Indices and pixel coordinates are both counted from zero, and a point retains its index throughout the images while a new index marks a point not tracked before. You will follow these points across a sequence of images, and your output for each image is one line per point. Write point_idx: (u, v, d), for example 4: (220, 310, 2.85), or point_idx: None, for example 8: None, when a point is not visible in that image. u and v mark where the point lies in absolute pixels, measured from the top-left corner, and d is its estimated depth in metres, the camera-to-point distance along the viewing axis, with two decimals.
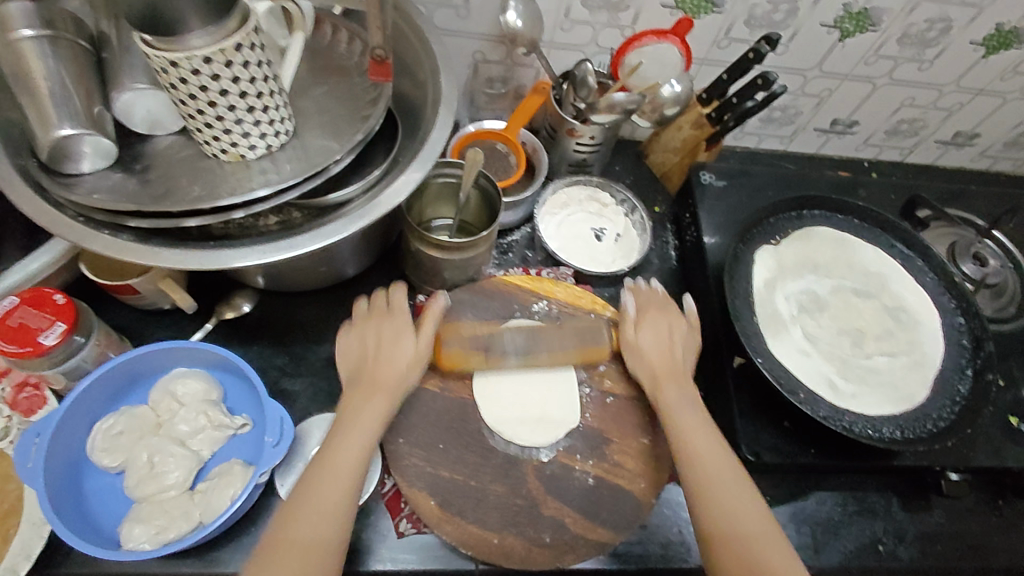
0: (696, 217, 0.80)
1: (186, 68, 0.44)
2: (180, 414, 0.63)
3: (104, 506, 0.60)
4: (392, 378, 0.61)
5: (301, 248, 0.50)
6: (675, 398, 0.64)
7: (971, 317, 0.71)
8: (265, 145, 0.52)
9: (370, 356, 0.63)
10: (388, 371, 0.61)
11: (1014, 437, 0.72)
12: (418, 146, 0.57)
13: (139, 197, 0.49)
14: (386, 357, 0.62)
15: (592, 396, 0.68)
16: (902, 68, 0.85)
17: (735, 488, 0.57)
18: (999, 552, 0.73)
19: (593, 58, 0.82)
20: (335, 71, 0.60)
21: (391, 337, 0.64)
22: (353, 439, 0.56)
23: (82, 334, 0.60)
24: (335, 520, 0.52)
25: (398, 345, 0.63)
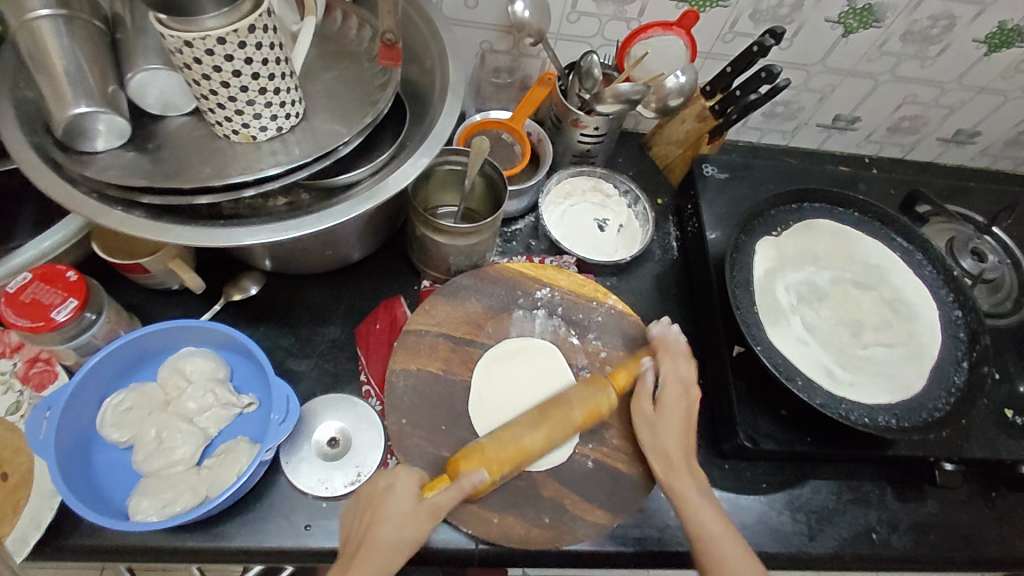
0: (698, 209, 0.81)
1: (200, 49, 0.44)
2: (188, 392, 0.64)
3: (111, 480, 0.61)
4: (394, 518, 0.54)
5: (310, 227, 0.51)
6: (660, 433, 0.63)
7: (968, 311, 0.72)
8: (275, 126, 0.53)
9: (371, 513, 0.55)
10: (385, 531, 0.53)
11: (1008, 429, 0.73)
12: (426, 131, 0.58)
13: (153, 174, 0.50)
14: (385, 532, 0.53)
15: None
16: (905, 65, 0.86)
17: (710, 509, 0.60)
18: (991, 543, 0.74)
19: (599, 50, 0.83)
20: (345, 57, 0.61)
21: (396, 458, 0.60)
22: (402, 520, 0.53)
23: (93, 311, 0.61)
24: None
25: (398, 519, 0.54)
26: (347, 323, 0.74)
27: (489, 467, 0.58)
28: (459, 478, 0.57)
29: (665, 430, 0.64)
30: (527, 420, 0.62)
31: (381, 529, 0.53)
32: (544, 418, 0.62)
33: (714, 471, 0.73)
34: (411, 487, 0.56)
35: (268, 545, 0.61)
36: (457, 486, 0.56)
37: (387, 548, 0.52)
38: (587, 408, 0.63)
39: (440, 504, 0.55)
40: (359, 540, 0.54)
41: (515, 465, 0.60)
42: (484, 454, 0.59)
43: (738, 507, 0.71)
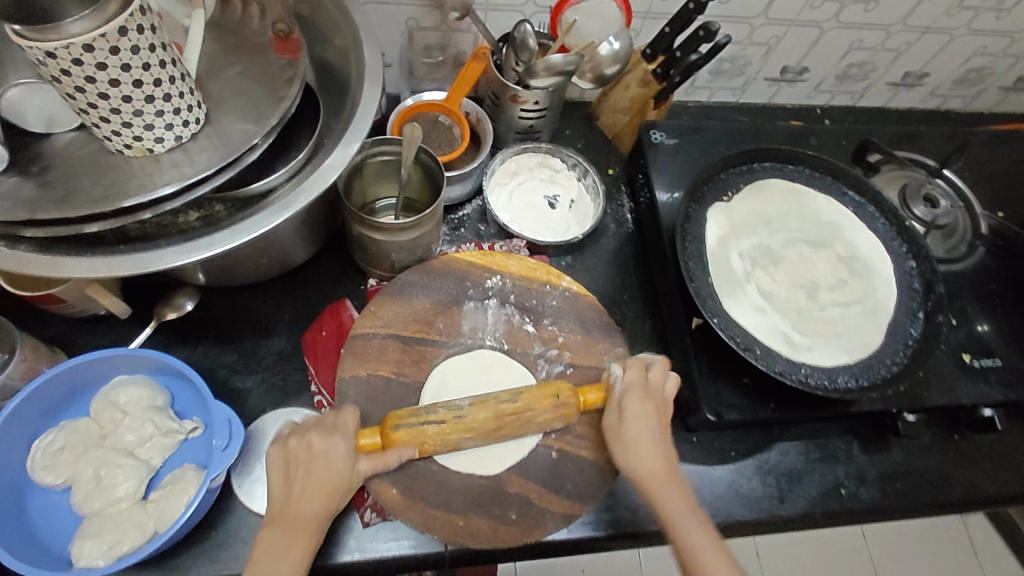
0: (648, 177, 0.78)
1: (65, 59, 0.39)
2: (125, 424, 0.60)
3: (51, 525, 0.57)
4: (332, 474, 0.53)
5: (223, 244, 0.47)
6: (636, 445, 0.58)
7: (922, 260, 0.71)
8: (174, 136, 0.49)
9: (302, 489, 0.53)
10: (314, 504, 0.52)
11: (967, 373, 0.73)
12: (345, 125, 0.54)
13: (39, 202, 0.45)
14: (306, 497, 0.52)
15: (546, 369, 0.68)
16: (849, 10, 0.83)
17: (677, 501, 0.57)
18: (956, 485, 0.75)
19: (532, 18, 0.79)
20: (249, 50, 0.56)
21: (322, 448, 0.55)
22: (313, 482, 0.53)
23: (2, 350, 0.57)
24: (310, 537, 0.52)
25: (332, 473, 0.53)
26: (293, 333, 0.71)
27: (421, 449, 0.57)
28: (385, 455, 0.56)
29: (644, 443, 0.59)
30: (480, 424, 0.58)
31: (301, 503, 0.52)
32: (497, 420, 0.58)
33: (682, 444, 0.72)
34: (346, 454, 0.55)
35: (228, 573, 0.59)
36: (382, 461, 0.56)
37: (312, 518, 0.52)
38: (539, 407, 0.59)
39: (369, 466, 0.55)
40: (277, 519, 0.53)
41: (449, 457, 0.59)
42: (417, 445, 0.57)
43: (708, 477, 0.71)
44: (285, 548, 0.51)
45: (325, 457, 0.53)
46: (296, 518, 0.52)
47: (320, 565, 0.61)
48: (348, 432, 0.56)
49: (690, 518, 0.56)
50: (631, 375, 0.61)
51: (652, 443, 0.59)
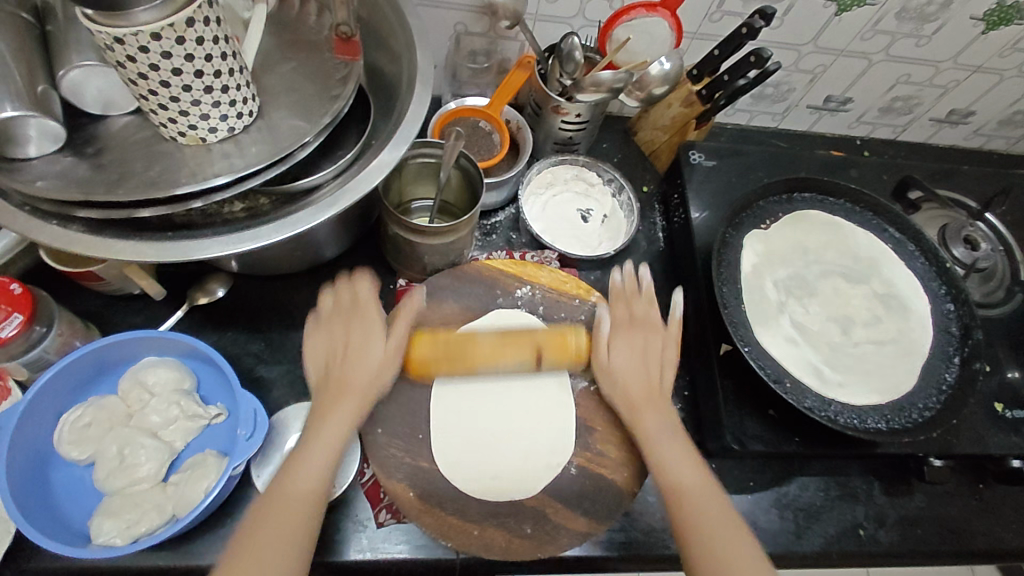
0: (684, 198, 0.78)
1: (132, 46, 0.40)
2: (151, 405, 0.61)
3: (74, 500, 0.58)
4: (366, 371, 0.58)
5: (268, 237, 0.47)
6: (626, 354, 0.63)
7: (961, 304, 0.69)
8: (227, 127, 0.49)
9: (340, 355, 0.59)
10: (358, 374, 0.58)
11: (998, 423, 0.72)
12: (393, 127, 0.54)
13: (92, 183, 0.46)
14: (355, 373, 0.58)
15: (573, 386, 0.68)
16: (900, 44, 0.82)
17: (679, 453, 0.58)
18: (977, 535, 0.74)
19: (580, 31, 0.79)
20: (304, 46, 0.56)
21: (359, 338, 0.60)
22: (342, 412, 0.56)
23: (43, 324, 0.57)
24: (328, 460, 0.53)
25: (368, 346, 0.59)
26: None
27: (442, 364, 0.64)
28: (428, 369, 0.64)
29: (642, 386, 0.62)
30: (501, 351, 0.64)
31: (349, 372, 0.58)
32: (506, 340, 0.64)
33: None
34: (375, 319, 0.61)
35: None
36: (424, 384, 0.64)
37: (356, 388, 0.57)
38: (553, 350, 0.65)
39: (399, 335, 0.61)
40: (316, 412, 0.56)
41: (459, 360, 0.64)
42: (432, 353, 0.64)
43: None
44: (331, 421, 0.55)
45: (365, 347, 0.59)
46: (340, 385, 0.57)
47: (332, 561, 0.61)
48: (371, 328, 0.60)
49: (693, 477, 0.56)
50: (618, 313, 0.67)
51: (640, 357, 0.63)
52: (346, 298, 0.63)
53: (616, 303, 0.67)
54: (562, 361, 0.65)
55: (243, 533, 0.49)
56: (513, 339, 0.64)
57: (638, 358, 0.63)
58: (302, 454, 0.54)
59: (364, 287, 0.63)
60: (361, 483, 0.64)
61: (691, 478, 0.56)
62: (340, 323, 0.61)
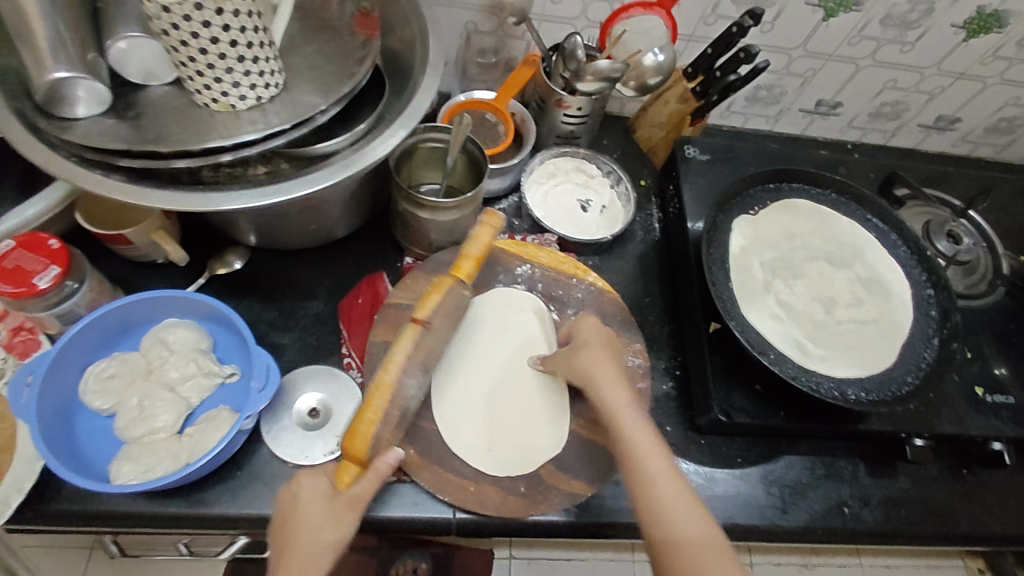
0: (679, 190, 0.82)
1: (178, 14, 0.45)
2: (170, 361, 0.65)
3: (94, 446, 0.61)
4: (317, 514, 0.53)
5: (287, 194, 0.52)
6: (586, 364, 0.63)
7: (940, 289, 0.73)
8: (255, 96, 0.54)
9: (289, 540, 0.52)
10: (324, 522, 0.53)
11: (978, 406, 0.75)
12: (405, 104, 0.59)
13: (132, 140, 0.51)
14: (306, 531, 0.52)
15: None
16: (885, 49, 0.87)
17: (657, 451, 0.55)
18: (961, 518, 0.76)
19: (582, 31, 0.84)
20: (326, 31, 0.62)
21: (309, 514, 0.53)
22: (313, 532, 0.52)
23: (74, 280, 0.61)
24: (318, 534, 0.52)
25: (315, 499, 0.54)
26: (330, 298, 0.75)
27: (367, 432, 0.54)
28: (373, 463, 0.56)
29: (619, 405, 0.60)
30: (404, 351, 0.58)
31: (301, 541, 0.52)
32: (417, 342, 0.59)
33: (690, 445, 0.74)
34: (320, 490, 0.55)
35: (248, 512, 0.62)
36: (375, 472, 0.55)
37: (330, 532, 0.52)
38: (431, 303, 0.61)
39: (359, 493, 0.54)
40: (283, 547, 0.52)
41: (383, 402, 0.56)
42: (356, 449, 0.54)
43: (713, 480, 0.73)
44: (304, 541, 0.52)
45: (310, 506, 0.53)
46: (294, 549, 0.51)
47: None
48: (314, 484, 0.55)
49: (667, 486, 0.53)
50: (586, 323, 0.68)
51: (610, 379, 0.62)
52: (289, 498, 0.55)
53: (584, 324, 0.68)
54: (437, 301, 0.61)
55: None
56: (409, 339, 0.59)
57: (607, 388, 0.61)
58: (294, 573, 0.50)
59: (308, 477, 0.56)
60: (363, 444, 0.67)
61: (671, 492, 0.52)
62: (286, 507, 0.54)
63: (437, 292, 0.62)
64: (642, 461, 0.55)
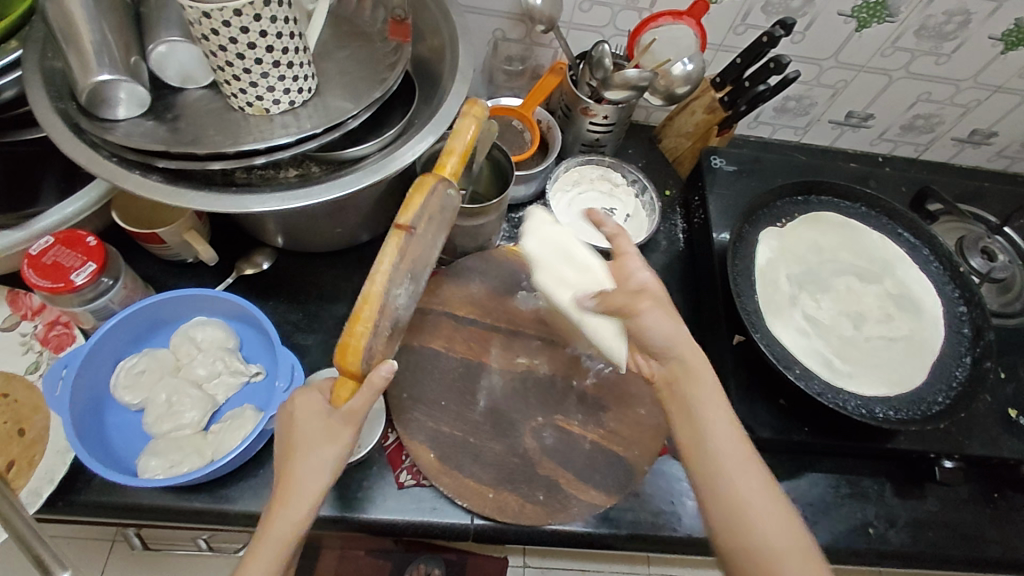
0: (704, 200, 0.81)
1: (217, 20, 0.46)
2: (198, 358, 0.66)
3: (123, 440, 0.63)
4: (317, 428, 0.51)
5: (317, 198, 0.53)
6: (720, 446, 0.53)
7: (973, 306, 0.71)
8: (288, 100, 0.55)
9: (287, 456, 0.51)
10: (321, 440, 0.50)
11: (1010, 428, 0.72)
12: (434, 110, 0.60)
13: (170, 141, 0.52)
14: (305, 445, 0.50)
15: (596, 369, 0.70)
16: (920, 61, 0.85)
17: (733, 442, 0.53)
18: (991, 543, 0.73)
19: (610, 40, 0.84)
20: (358, 37, 0.63)
21: (306, 432, 0.51)
22: (312, 454, 0.50)
23: (110, 277, 0.63)
24: (323, 451, 0.50)
25: (313, 416, 0.51)
26: (354, 300, 0.76)
27: (355, 349, 0.47)
28: (368, 376, 0.50)
29: (713, 431, 0.53)
30: (387, 254, 0.48)
31: (300, 459, 0.50)
32: (402, 251, 0.48)
33: None
34: (320, 405, 0.52)
35: None
36: (369, 387, 0.50)
37: (327, 453, 0.50)
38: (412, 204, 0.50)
39: (358, 408, 0.50)
40: (284, 459, 0.51)
41: (375, 314, 0.47)
42: (347, 360, 0.48)
43: None
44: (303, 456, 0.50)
45: (308, 421, 0.51)
46: (291, 472, 0.50)
47: (354, 517, 0.63)
48: (312, 401, 0.52)
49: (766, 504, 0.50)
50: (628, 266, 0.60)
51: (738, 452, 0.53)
52: (285, 415, 0.53)
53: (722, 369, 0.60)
54: (417, 205, 0.50)
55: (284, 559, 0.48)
56: (394, 245, 0.48)
57: (688, 411, 0.55)
58: (295, 485, 0.50)
59: (306, 396, 0.53)
60: (384, 446, 0.67)
61: (764, 510, 0.50)
62: (284, 424, 0.52)
63: (418, 194, 0.51)
64: (753, 507, 0.50)
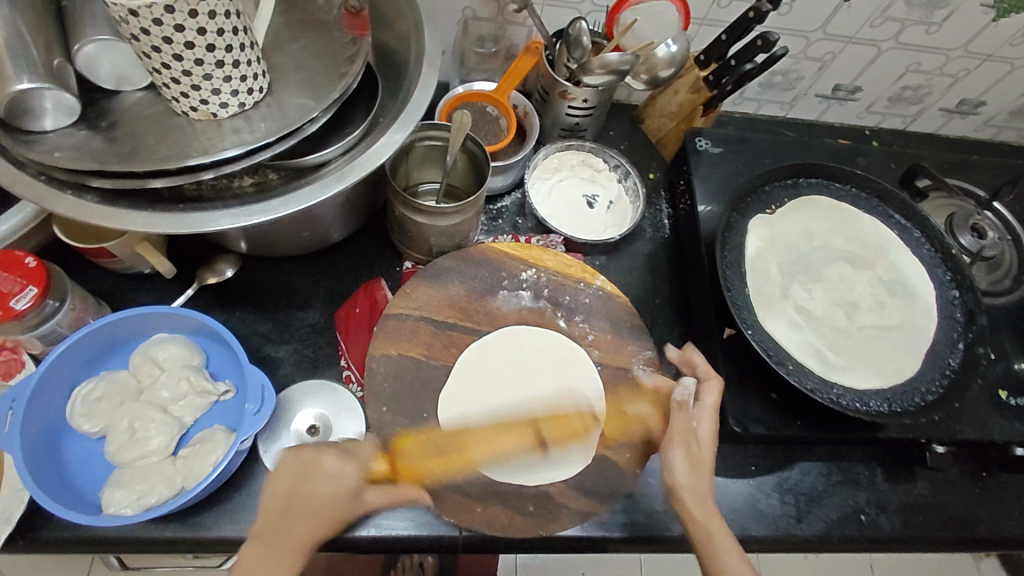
0: (689, 184, 0.78)
1: (146, 18, 0.41)
2: (161, 380, 0.62)
3: (84, 472, 0.59)
4: (330, 498, 0.52)
5: (275, 212, 0.48)
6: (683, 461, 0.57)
7: (966, 290, 0.69)
8: (237, 103, 0.50)
9: (296, 504, 0.51)
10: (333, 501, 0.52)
11: (1002, 410, 0.72)
12: (401, 106, 0.55)
13: (105, 155, 0.47)
14: (318, 511, 0.51)
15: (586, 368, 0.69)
16: (909, 31, 0.82)
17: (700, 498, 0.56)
18: (980, 523, 0.74)
19: (587, 16, 0.79)
20: (314, 26, 0.57)
21: (324, 493, 0.52)
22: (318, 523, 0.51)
23: (55, 299, 0.58)
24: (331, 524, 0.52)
25: (333, 482, 0.53)
26: (326, 307, 0.72)
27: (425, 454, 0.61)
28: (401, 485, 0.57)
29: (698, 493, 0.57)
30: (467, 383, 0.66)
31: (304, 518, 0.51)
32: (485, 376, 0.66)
33: None
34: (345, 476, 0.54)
35: (247, 535, 0.60)
36: (395, 493, 0.56)
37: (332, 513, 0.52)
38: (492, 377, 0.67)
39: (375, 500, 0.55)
40: (288, 508, 0.51)
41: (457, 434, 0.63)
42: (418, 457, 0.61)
43: (723, 490, 0.70)
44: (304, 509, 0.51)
45: (326, 487, 0.52)
46: (289, 529, 0.51)
47: (342, 536, 0.61)
48: (342, 470, 0.54)
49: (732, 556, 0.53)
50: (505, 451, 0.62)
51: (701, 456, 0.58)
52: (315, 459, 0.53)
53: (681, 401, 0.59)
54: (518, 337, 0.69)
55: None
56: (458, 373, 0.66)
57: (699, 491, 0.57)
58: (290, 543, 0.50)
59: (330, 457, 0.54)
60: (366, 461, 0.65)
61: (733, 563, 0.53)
62: (308, 469, 0.53)
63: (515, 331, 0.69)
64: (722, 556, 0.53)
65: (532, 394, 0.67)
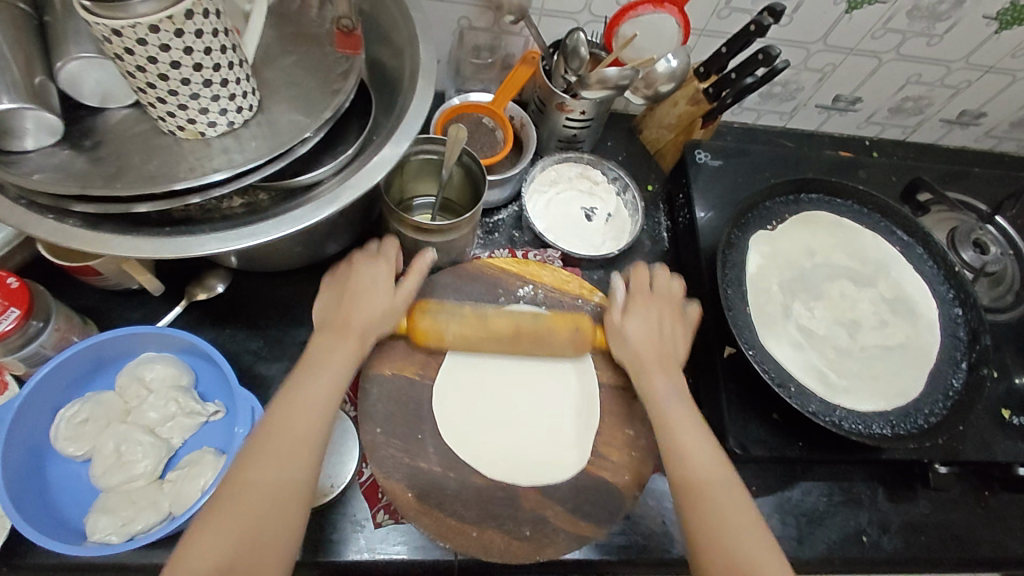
0: (689, 197, 0.77)
1: (130, 38, 0.39)
2: (148, 401, 0.60)
3: (69, 496, 0.57)
4: (374, 305, 0.60)
5: (265, 234, 0.47)
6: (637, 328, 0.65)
7: (969, 308, 0.68)
8: (226, 122, 0.49)
9: (346, 300, 0.61)
10: (318, 388, 0.55)
11: (1004, 429, 0.71)
12: (394, 122, 0.53)
13: (88, 178, 0.45)
14: (361, 311, 0.60)
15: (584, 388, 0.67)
16: (911, 43, 0.81)
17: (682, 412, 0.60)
18: (983, 543, 0.73)
19: (586, 27, 0.77)
20: (305, 40, 0.56)
21: (366, 286, 0.61)
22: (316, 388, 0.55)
23: (39, 319, 0.57)
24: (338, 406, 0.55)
25: (373, 297, 0.61)
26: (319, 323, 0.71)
27: None
28: None
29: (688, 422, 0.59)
30: None
31: (352, 316, 0.59)
32: None
33: None
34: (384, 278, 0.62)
35: None
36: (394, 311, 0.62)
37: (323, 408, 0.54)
38: None
39: None
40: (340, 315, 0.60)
41: None
42: None
43: None
44: (329, 363, 0.57)
45: (372, 280, 0.61)
46: (345, 322, 0.59)
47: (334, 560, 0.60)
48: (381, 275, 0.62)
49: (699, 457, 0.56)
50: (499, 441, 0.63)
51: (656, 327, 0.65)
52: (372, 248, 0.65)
53: (636, 276, 0.69)
54: None
55: (245, 534, 0.46)
56: None
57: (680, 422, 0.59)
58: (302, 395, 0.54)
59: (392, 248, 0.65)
60: (359, 483, 0.63)
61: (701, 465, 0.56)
62: (353, 267, 0.63)
63: None
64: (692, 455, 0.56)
65: (517, 398, 0.67)
